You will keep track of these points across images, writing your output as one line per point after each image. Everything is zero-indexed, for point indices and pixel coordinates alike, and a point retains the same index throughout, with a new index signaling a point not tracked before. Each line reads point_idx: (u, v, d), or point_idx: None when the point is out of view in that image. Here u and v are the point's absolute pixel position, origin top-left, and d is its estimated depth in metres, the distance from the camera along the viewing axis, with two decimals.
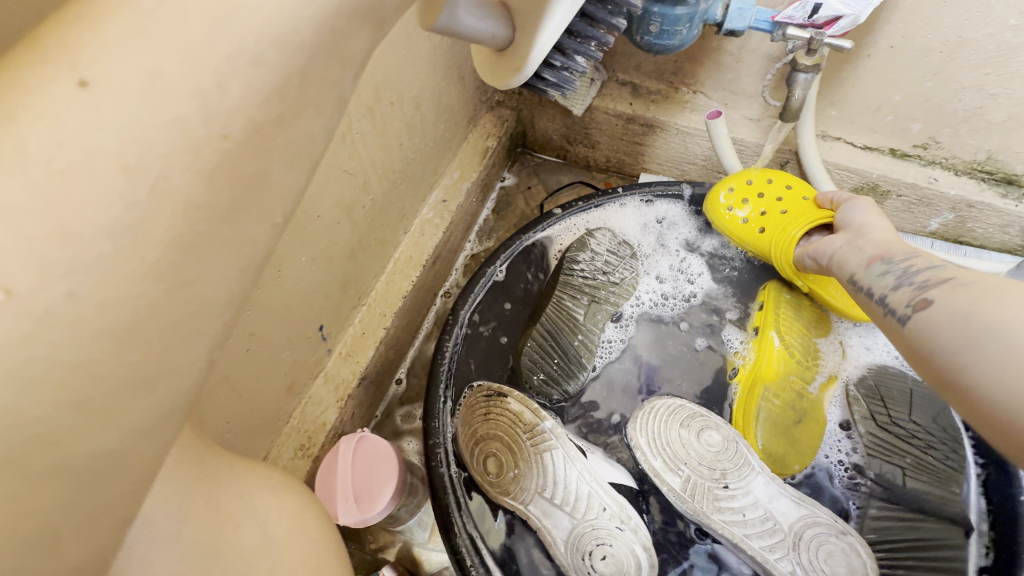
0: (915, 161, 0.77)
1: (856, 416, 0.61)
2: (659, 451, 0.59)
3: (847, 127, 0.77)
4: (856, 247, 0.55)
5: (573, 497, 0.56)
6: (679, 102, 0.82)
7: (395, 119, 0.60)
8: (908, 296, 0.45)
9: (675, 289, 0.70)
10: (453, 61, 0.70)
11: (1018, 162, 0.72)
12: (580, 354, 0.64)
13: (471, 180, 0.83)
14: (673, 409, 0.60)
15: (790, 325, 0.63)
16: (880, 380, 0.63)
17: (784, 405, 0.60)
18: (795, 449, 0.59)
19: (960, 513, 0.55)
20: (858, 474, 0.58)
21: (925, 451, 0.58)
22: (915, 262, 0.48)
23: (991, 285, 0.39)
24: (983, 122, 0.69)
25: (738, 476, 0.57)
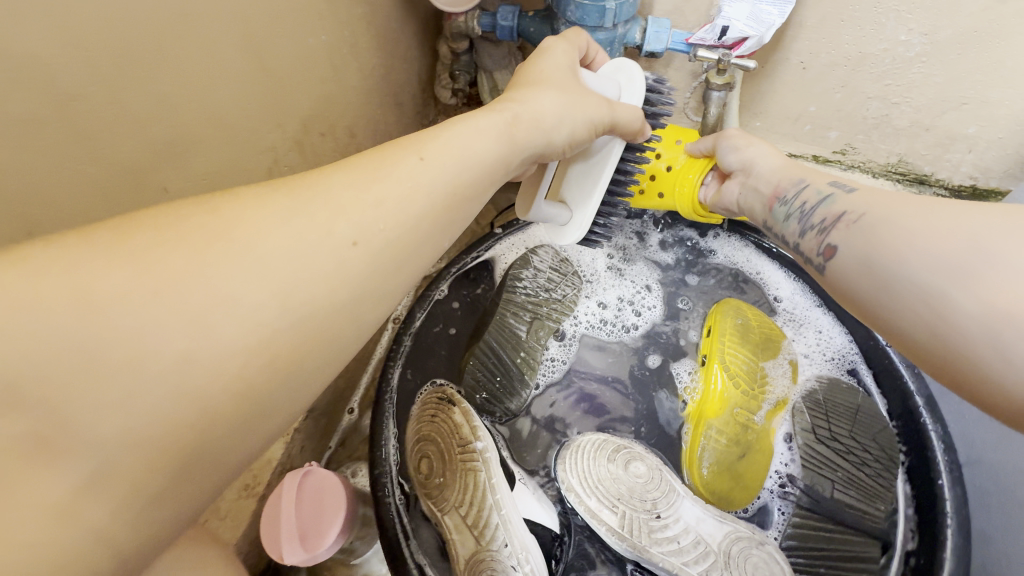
0: (836, 166, 0.82)
1: (798, 428, 0.62)
2: (591, 490, 0.59)
3: (772, 136, 0.81)
4: (757, 190, 0.59)
5: (484, 523, 0.56)
6: None
7: (328, 151, 0.60)
8: (816, 242, 0.48)
9: (616, 316, 0.71)
10: (388, 88, 0.71)
11: (926, 164, 0.77)
12: (521, 372, 0.67)
13: None
14: (599, 445, 0.61)
15: (736, 353, 0.63)
16: (829, 395, 0.64)
17: (730, 441, 0.60)
18: (740, 486, 0.60)
19: (878, 529, 0.58)
20: (789, 482, 0.60)
21: (859, 466, 0.60)
22: (806, 195, 0.52)
23: (880, 219, 0.42)
24: (890, 129, 0.74)
25: (667, 502, 0.58)
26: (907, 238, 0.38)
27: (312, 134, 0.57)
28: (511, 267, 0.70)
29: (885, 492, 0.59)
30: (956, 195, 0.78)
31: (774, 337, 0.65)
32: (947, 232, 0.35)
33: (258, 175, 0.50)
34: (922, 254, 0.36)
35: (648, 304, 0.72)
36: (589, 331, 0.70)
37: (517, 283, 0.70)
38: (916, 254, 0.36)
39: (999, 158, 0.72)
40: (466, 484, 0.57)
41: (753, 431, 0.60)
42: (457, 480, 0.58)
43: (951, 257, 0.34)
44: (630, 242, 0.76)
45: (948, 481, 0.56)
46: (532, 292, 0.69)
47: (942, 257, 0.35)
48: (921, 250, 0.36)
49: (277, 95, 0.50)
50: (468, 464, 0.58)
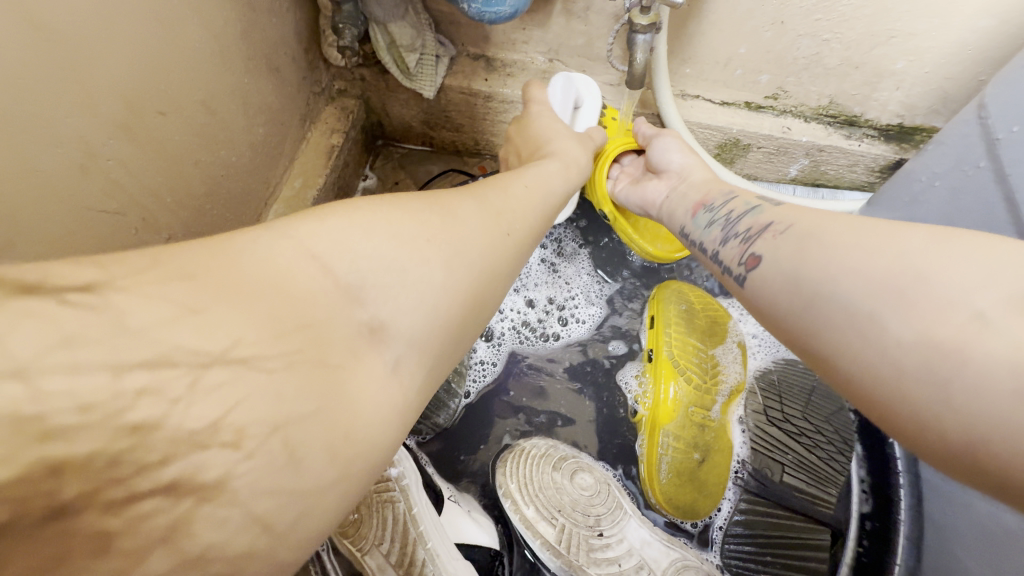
0: (769, 112, 0.78)
1: (750, 411, 0.63)
2: (531, 497, 0.57)
3: (702, 84, 0.75)
4: (684, 195, 0.56)
5: (409, 560, 0.50)
6: (534, 73, 0.75)
7: (173, 134, 0.48)
8: (739, 252, 0.44)
9: (543, 318, 0.70)
10: (254, 50, 0.58)
11: (855, 105, 0.75)
12: (448, 381, 0.64)
13: (317, 187, 0.71)
14: (548, 452, 0.60)
15: (685, 344, 0.61)
16: (784, 377, 0.65)
17: (686, 445, 0.59)
18: (703, 495, 0.59)
19: (829, 515, 0.59)
20: (743, 467, 0.61)
21: (813, 449, 0.61)
22: (734, 205, 0.50)
23: (809, 229, 0.39)
24: (821, 69, 0.70)
25: (612, 520, 0.58)
26: (835, 258, 0.34)
27: (143, 113, 0.44)
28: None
29: (838, 476, 0.60)
30: (883, 134, 0.77)
31: (718, 319, 0.65)
32: (880, 250, 0.33)
33: (64, 174, 0.39)
34: (860, 275, 0.32)
35: (582, 302, 0.71)
36: (518, 331, 0.70)
37: None
38: (846, 272, 0.33)
39: (925, 93, 0.70)
40: (385, 518, 0.51)
41: (710, 429, 0.60)
42: (374, 515, 0.51)
43: (881, 277, 0.31)
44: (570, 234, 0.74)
45: None
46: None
47: (873, 277, 0.32)
48: (849, 269, 0.33)
49: (71, 66, 0.38)
50: (384, 495, 0.52)
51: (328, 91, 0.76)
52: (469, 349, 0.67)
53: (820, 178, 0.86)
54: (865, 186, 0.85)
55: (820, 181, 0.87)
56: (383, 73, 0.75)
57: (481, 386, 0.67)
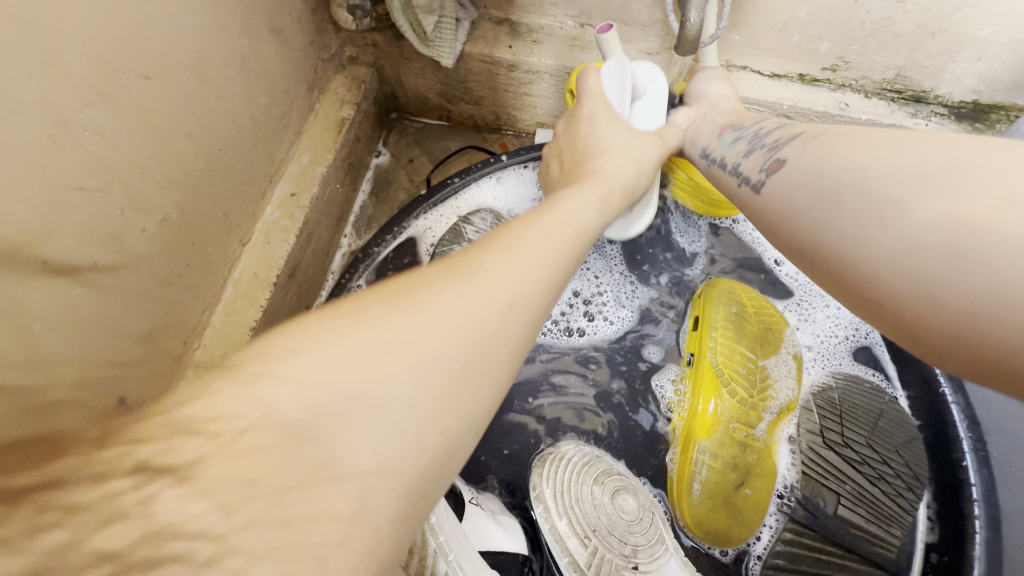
0: (824, 86, 0.69)
1: (802, 431, 0.58)
2: (564, 509, 0.53)
3: (752, 53, 0.67)
4: (710, 120, 0.55)
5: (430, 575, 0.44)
6: (564, 40, 0.68)
7: (162, 102, 0.43)
8: (761, 160, 0.44)
9: (567, 313, 0.65)
10: (254, 9, 0.52)
11: (926, 78, 0.66)
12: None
13: (326, 163, 0.65)
14: (589, 462, 0.56)
15: (733, 352, 0.56)
16: (845, 397, 0.60)
17: (726, 465, 0.54)
18: (739, 522, 0.54)
19: (885, 555, 0.56)
20: (788, 493, 0.57)
21: (871, 480, 0.57)
22: (763, 125, 0.48)
23: (842, 134, 0.39)
24: (891, 36, 0.62)
25: (650, 556, 0.53)
26: (869, 167, 0.35)
27: (124, 77, 0.39)
28: (444, 244, 0.62)
29: (898, 514, 0.56)
30: (955, 112, 0.69)
31: (774, 329, 0.59)
32: (928, 146, 0.34)
33: (34, 147, 0.34)
34: (895, 175, 0.33)
35: (614, 298, 0.65)
36: (542, 327, 0.64)
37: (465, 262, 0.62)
38: (878, 177, 0.34)
39: (1010, 65, 0.62)
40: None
41: (753, 449, 0.55)
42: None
43: (923, 169, 0.32)
44: None
45: (974, 464, 0.55)
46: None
47: (909, 168, 0.33)
48: (891, 159, 0.34)
49: (33, 18, 0.32)
50: None
51: (338, 58, 0.70)
52: None
53: None
54: None
55: None
56: (397, 39, 0.68)
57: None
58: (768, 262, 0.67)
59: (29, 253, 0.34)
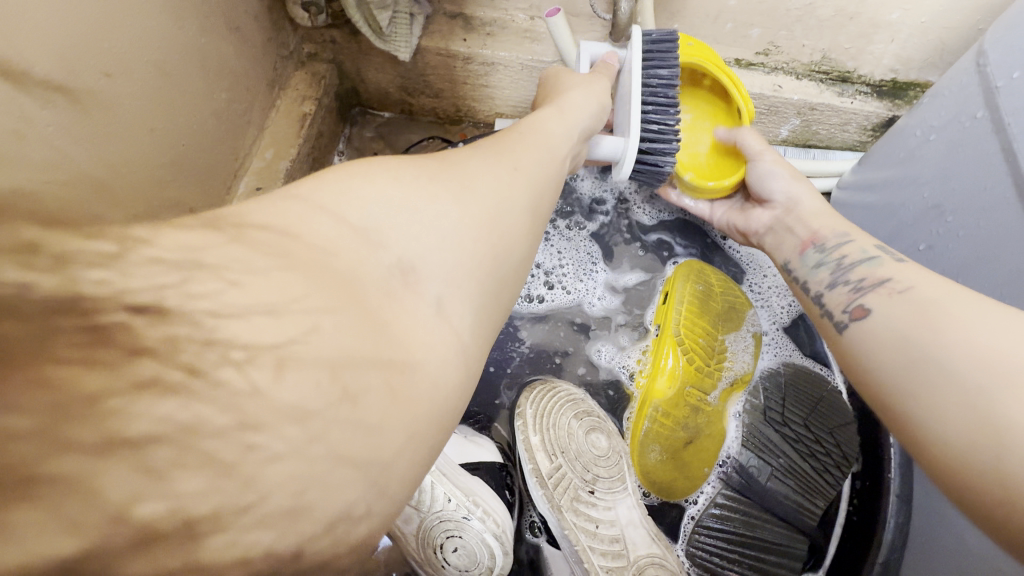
0: (759, 70, 0.75)
1: (749, 408, 0.60)
2: (541, 429, 0.55)
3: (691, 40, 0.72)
4: (787, 227, 0.56)
5: (416, 492, 0.48)
6: (515, 32, 0.71)
7: (123, 99, 0.45)
8: (846, 300, 0.45)
9: (528, 281, 0.67)
10: (209, 8, 0.54)
11: (849, 60, 0.72)
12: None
13: (290, 158, 0.67)
14: (574, 399, 0.57)
15: (693, 323, 0.59)
16: (794, 380, 0.61)
17: (677, 425, 0.57)
18: (685, 475, 0.57)
19: (809, 524, 0.56)
20: (729, 463, 0.58)
21: (805, 457, 0.58)
22: (847, 251, 0.48)
23: (941, 301, 0.38)
24: (815, 21, 0.67)
25: (608, 489, 0.54)
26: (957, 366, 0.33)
27: (86, 75, 0.41)
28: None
29: (828, 489, 0.57)
30: (877, 90, 0.75)
31: (739, 306, 0.62)
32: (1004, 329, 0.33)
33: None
34: (977, 353, 0.32)
35: (574, 273, 0.68)
36: (505, 292, 0.66)
37: None
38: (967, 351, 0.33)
39: (921, 45, 0.68)
40: None
41: (705, 413, 0.57)
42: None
43: (996, 356, 0.32)
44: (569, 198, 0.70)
45: None
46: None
47: (990, 354, 0.32)
48: (962, 341, 0.33)
49: None
50: None
51: (297, 54, 0.72)
52: None
53: (811, 139, 0.84)
54: (858, 147, 0.83)
55: (812, 142, 0.84)
56: (354, 35, 0.70)
57: None
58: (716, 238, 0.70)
59: None
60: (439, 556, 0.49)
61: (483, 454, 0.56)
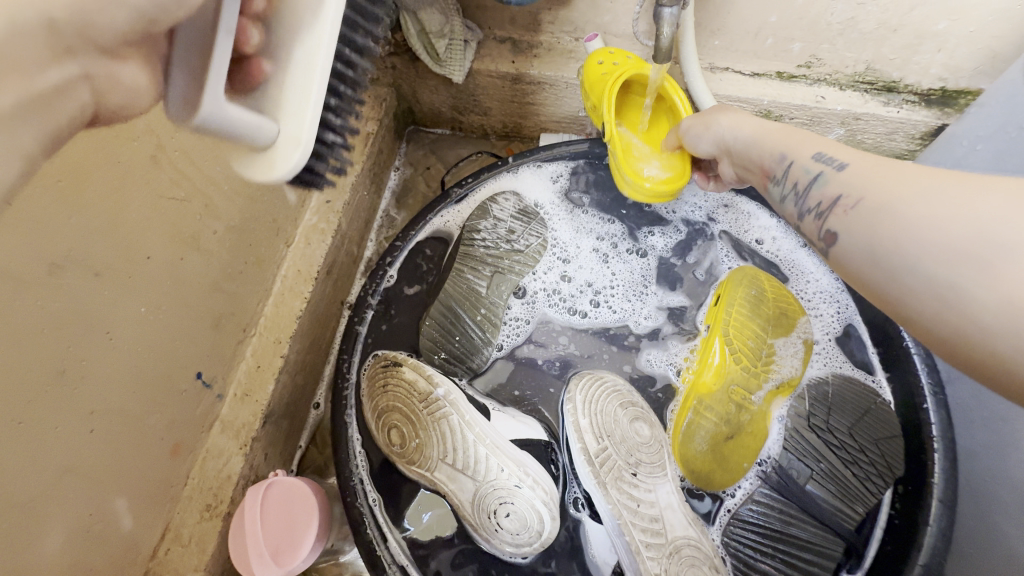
0: (801, 82, 0.76)
1: (793, 413, 0.59)
2: (591, 412, 0.58)
3: (732, 56, 0.74)
4: (750, 175, 0.51)
5: (473, 460, 0.54)
6: (561, 54, 0.76)
7: None
8: (815, 227, 0.42)
9: (571, 284, 0.69)
10: None
11: (894, 70, 0.72)
12: (484, 329, 0.66)
13: (355, 174, 0.75)
14: (621, 391, 0.60)
15: (745, 326, 0.58)
16: (841, 390, 0.59)
17: (722, 418, 0.57)
18: (724, 469, 0.58)
19: (846, 528, 0.56)
20: (768, 462, 0.58)
21: (848, 464, 0.57)
22: (796, 173, 0.45)
23: (885, 204, 0.36)
24: (857, 34, 0.68)
25: (650, 473, 0.57)
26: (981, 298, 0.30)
27: None
28: (469, 219, 0.67)
29: (870, 497, 0.56)
30: (925, 99, 0.75)
31: (790, 312, 0.60)
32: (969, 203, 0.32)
33: (141, 167, 0.43)
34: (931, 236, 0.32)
35: (622, 293, 0.69)
36: (552, 291, 0.69)
37: (475, 235, 0.67)
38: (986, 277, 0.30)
39: (971, 54, 0.68)
40: (442, 432, 0.55)
41: (748, 412, 0.58)
42: (432, 434, 0.55)
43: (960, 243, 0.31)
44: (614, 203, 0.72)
45: (932, 404, 0.55)
46: (493, 244, 0.67)
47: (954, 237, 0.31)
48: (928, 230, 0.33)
49: None
50: (437, 414, 0.55)
51: None
52: (506, 304, 0.67)
53: (856, 148, 0.84)
54: (906, 155, 0.83)
55: None
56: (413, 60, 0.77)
57: (514, 341, 0.67)
58: (747, 241, 0.69)
59: (137, 250, 0.44)
60: (492, 522, 0.54)
61: (531, 434, 0.58)
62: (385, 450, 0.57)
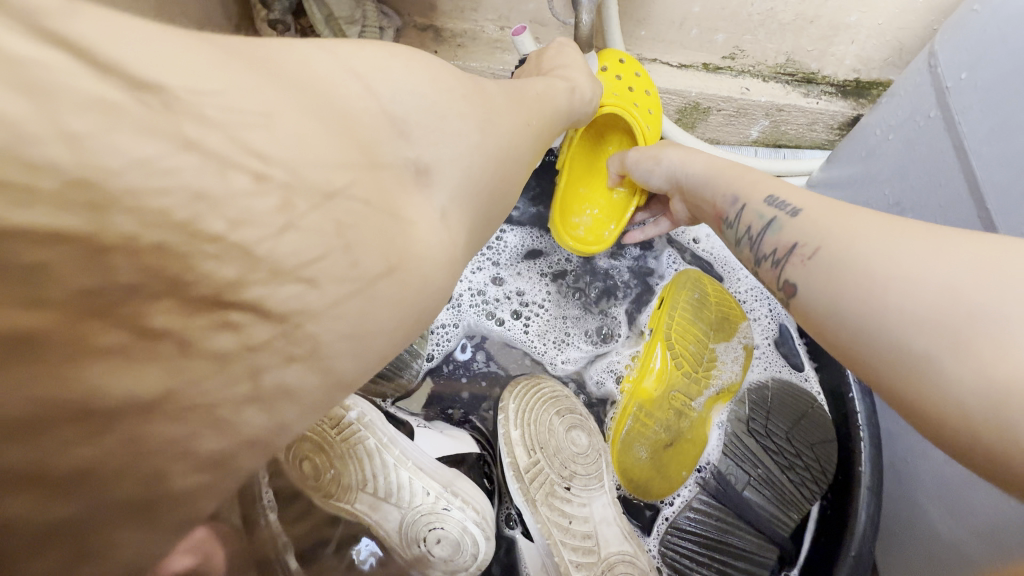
0: (727, 73, 0.76)
1: (731, 419, 0.59)
2: (523, 424, 0.55)
3: (659, 46, 0.73)
4: (709, 203, 0.47)
5: (394, 487, 0.49)
6: (486, 43, 0.72)
7: None
8: (773, 277, 0.38)
9: (499, 291, 0.65)
10: (175, 28, 0.54)
11: (813, 61, 0.74)
12: (412, 342, 0.61)
13: None
14: (558, 396, 0.57)
15: (688, 331, 0.57)
16: (781, 393, 0.59)
17: (660, 424, 0.57)
18: (663, 476, 0.57)
19: (779, 534, 0.55)
20: (706, 468, 0.59)
21: (783, 469, 0.56)
22: (750, 217, 0.42)
23: (849, 258, 0.33)
24: (776, 25, 0.69)
25: (584, 486, 0.54)
26: (879, 271, 0.31)
27: None
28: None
29: (805, 502, 0.54)
30: (841, 90, 0.77)
31: (732, 318, 0.59)
32: (947, 259, 0.29)
33: None
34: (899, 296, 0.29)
35: (555, 305, 0.65)
36: (483, 299, 0.65)
37: None
38: (890, 262, 0.30)
39: (880, 46, 0.70)
40: (360, 459, 0.49)
41: (688, 418, 0.57)
42: (349, 461, 0.48)
43: (930, 311, 0.28)
44: None
45: (858, 392, 0.53)
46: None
47: (929, 303, 0.28)
48: (904, 289, 0.29)
49: None
50: (352, 439, 0.49)
51: None
52: (431, 314, 0.64)
53: (781, 139, 0.85)
54: (826, 145, 0.85)
55: (782, 142, 0.86)
56: None
57: (445, 350, 0.64)
58: (686, 242, 0.68)
59: None
60: (421, 550, 0.49)
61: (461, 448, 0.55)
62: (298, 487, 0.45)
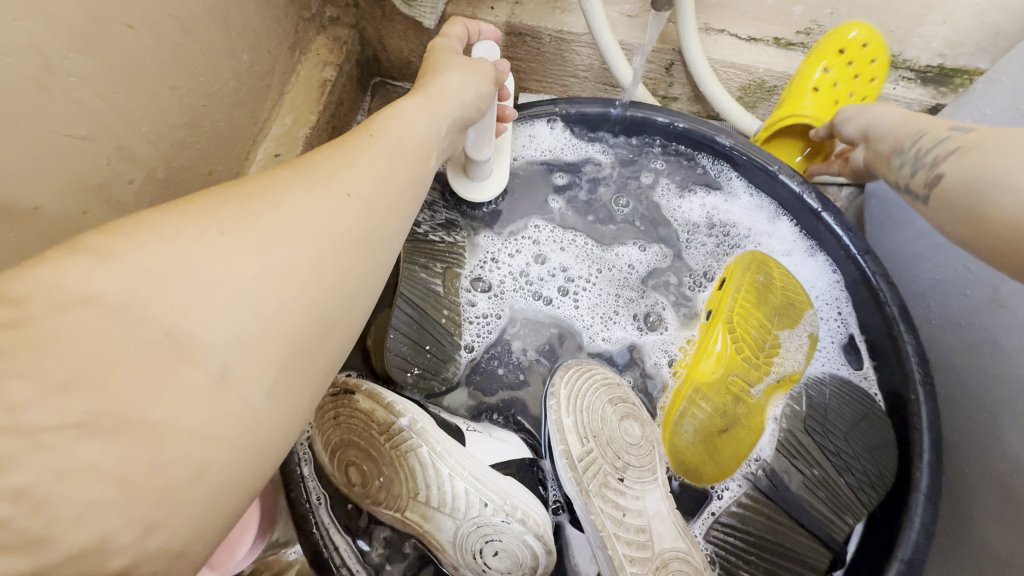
0: (798, 50, 0.71)
1: (788, 413, 0.57)
2: (572, 409, 0.54)
3: (729, 17, 0.69)
4: None
5: (450, 497, 0.47)
6: (545, 2, 0.68)
7: (146, 53, 0.43)
8: None
9: (545, 272, 0.64)
10: None
11: (894, 42, 0.68)
12: (450, 333, 0.60)
13: (310, 125, 0.66)
14: (610, 383, 0.56)
15: (752, 314, 0.55)
16: (839, 391, 0.57)
17: (713, 409, 0.55)
18: (715, 462, 0.55)
19: (833, 539, 0.53)
20: (761, 465, 0.56)
21: (839, 471, 0.54)
22: None
23: None
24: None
25: (638, 478, 0.53)
26: None
27: (107, 25, 0.39)
28: None
29: (861, 509, 0.53)
30: (921, 77, 0.71)
31: (798, 305, 0.58)
32: None
33: (22, 91, 0.35)
34: None
35: (604, 279, 0.64)
36: (526, 270, 0.64)
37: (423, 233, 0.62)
38: None
39: (973, 29, 0.64)
40: (410, 467, 0.48)
41: (745, 404, 0.55)
42: (400, 471, 0.48)
43: None
44: (610, 176, 0.68)
45: (924, 396, 0.52)
46: (437, 234, 0.62)
47: None
48: None
49: None
50: (403, 448, 0.48)
51: (319, 18, 0.70)
52: (468, 302, 0.62)
53: None
54: None
55: None
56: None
57: (484, 341, 0.62)
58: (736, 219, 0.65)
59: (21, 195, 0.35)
60: (478, 561, 0.48)
61: (510, 451, 0.53)
62: (346, 491, 0.50)
